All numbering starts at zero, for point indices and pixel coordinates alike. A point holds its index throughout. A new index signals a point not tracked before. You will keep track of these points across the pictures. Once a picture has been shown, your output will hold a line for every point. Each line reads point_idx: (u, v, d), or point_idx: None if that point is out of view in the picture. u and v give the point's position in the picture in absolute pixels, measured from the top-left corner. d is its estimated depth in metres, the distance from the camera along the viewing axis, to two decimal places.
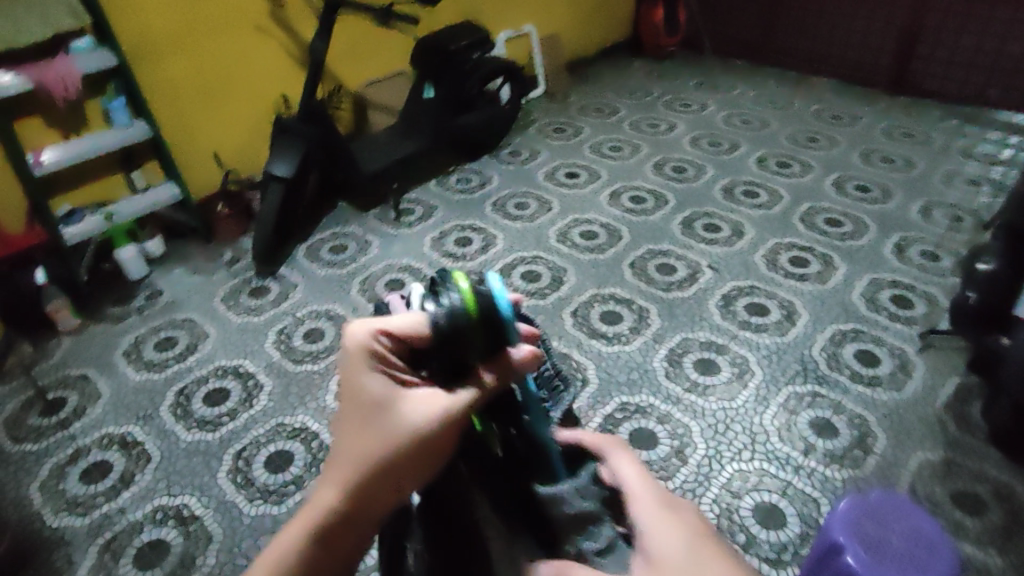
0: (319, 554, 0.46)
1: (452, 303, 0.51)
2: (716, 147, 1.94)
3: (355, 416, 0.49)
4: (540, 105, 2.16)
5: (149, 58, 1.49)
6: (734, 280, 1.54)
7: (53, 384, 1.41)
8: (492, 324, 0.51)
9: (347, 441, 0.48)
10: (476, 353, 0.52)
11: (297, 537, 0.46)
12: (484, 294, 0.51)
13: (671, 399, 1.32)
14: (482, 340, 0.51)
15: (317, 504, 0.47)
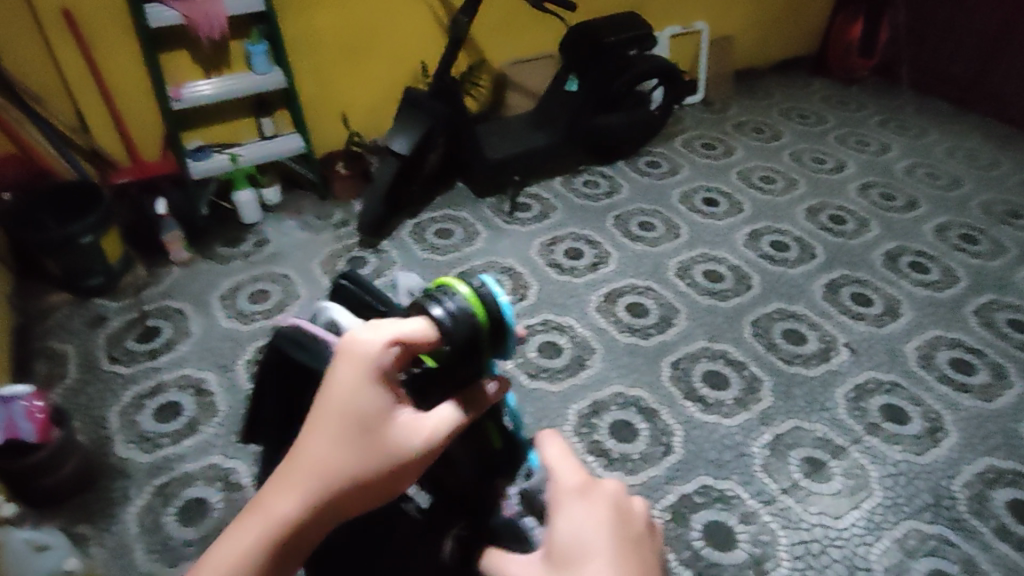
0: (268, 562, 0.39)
1: (466, 309, 0.52)
2: (887, 202, 1.64)
3: (331, 429, 0.41)
4: (694, 113, 1.94)
5: (295, 7, 1.49)
6: (875, 371, 1.30)
7: (154, 311, 1.45)
8: (497, 329, 0.55)
9: (339, 456, 0.41)
10: (477, 362, 0.54)
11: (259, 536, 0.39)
12: (491, 300, 0.55)
13: (762, 496, 1.12)
14: (491, 347, 0.55)
15: (285, 513, 0.40)
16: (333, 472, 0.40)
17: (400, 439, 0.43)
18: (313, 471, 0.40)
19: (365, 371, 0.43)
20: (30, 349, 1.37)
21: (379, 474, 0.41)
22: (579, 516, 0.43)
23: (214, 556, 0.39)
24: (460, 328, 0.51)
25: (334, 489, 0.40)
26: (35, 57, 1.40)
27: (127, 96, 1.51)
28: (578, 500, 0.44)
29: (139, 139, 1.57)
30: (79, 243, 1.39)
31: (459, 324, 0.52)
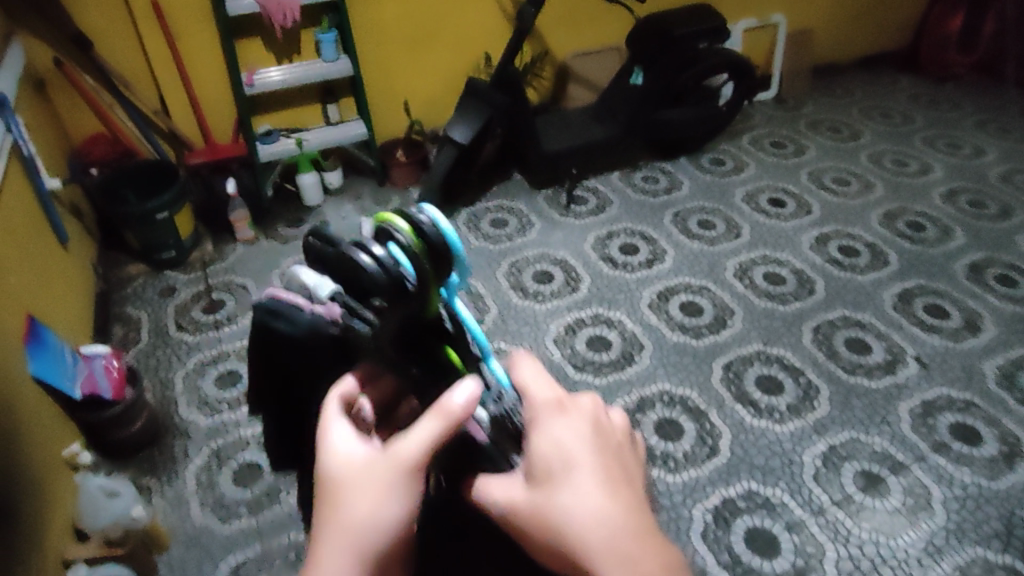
0: None
1: (402, 248, 0.52)
2: (975, 210, 1.52)
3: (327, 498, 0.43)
4: (764, 110, 1.87)
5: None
6: (947, 387, 1.21)
7: (220, 284, 1.52)
8: (439, 256, 0.53)
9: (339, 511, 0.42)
10: (423, 293, 0.52)
11: None
12: (433, 230, 0.53)
13: (811, 507, 1.06)
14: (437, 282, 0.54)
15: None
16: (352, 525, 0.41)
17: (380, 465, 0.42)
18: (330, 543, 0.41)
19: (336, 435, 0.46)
20: (109, 312, 1.47)
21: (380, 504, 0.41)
22: (559, 431, 0.45)
23: None
24: (395, 276, 0.51)
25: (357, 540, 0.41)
26: (126, 43, 1.49)
27: (204, 81, 1.59)
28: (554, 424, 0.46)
29: (214, 123, 1.65)
30: (156, 219, 1.46)
31: (392, 270, 0.51)
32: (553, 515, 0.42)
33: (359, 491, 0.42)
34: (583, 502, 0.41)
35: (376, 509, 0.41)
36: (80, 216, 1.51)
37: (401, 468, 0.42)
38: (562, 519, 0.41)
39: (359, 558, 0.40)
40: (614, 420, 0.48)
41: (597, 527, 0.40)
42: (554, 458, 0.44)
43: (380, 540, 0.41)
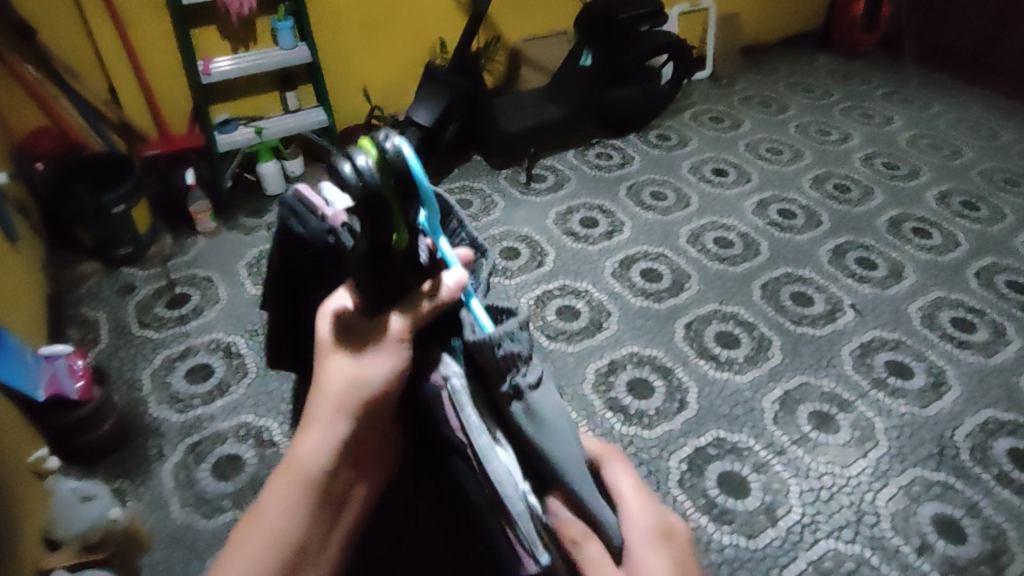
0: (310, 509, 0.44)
1: (358, 170, 0.44)
2: (891, 171, 1.69)
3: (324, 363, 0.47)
4: (700, 88, 1.98)
5: None
6: (881, 330, 1.35)
7: (183, 279, 1.49)
8: (404, 190, 0.46)
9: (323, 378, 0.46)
10: (373, 223, 0.46)
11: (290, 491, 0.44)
12: (396, 164, 0.45)
13: (772, 447, 1.17)
14: (402, 219, 0.47)
15: (307, 458, 0.44)
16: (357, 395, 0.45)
17: (371, 361, 0.46)
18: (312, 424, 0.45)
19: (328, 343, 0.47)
20: (63, 314, 1.41)
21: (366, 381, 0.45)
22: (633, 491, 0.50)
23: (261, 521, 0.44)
24: (369, 201, 0.44)
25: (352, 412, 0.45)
26: (69, 31, 1.43)
27: (156, 71, 1.54)
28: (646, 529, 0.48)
29: (168, 116, 1.61)
30: (112, 213, 1.43)
31: (357, 189, 0.44)
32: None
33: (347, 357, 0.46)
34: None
35: (361, 380, 0.45)
36: (25, 215, 1.44)
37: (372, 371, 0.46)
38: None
39: (349, 409, 0.45)
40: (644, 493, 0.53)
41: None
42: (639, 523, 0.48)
43: (363, 398, 0.45)
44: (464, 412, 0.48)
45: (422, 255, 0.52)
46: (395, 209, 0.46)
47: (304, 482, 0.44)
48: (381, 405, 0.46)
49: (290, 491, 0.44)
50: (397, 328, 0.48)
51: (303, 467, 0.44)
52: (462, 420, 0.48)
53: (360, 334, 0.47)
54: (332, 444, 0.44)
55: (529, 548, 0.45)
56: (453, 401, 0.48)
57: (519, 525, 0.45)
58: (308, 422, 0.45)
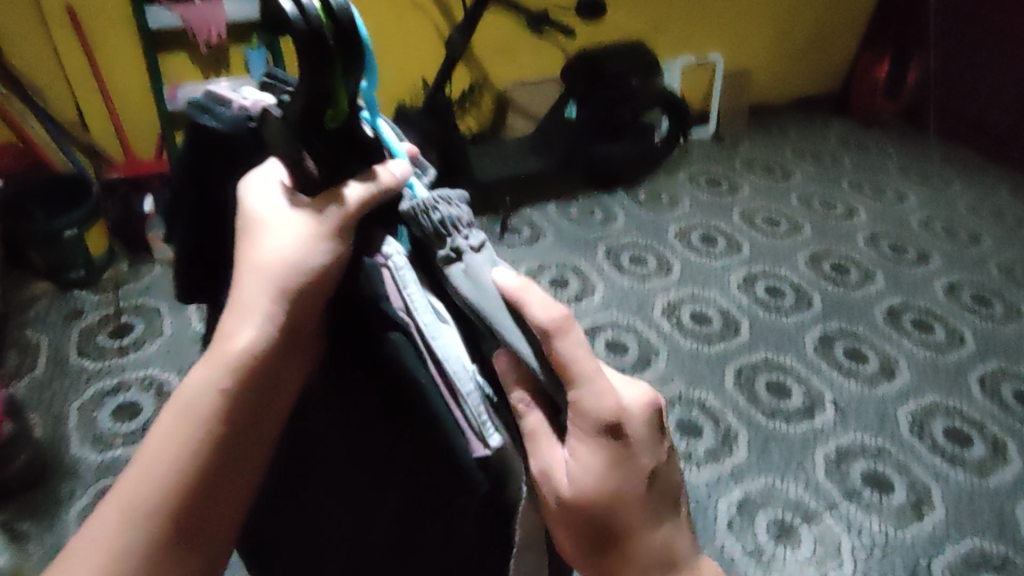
0: (243, 398, 0.41)
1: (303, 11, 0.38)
2: (896, 254, 1.56)
3: (251, 243, 0.43)
4: (701, 147, 1.88)
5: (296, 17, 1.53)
6: (862, 434, 1.21)
7: (131, 308, 1.46)
8: (351, 49, 0.41)
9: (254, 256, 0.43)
10: (320, 79, 0.40)
11: (216, 379, 0.41)
12: (345, 19, 0.40)
13: (723, 558, 1.05)
14: (347, 86, 0.42)
15: (237, 342, 0.41)
16: (292, 272, 0.42)
17: (313, 237, 0.43)
18: (240, 303, 0.42)
19: (265, 209, 0.44)
20: (3, 337, 1.38)
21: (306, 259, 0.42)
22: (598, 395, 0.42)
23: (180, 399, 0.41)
24: (315, 36, 0.39)
25: (285, 291, 0.42)
26: (37, 47, 1.43)
27: (122, 88, 1.54)
28: (595, 390, 0.42)
29: (135, 137, 1.61)
30: (63, 237, 1.40)
31: (305, 29, 0.38)
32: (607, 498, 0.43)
33: (276, 243, 0.43)
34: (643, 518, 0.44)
35: (296, 261, 0.42)
36: None
37: (315, 237, 0.43)
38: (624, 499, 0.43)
39: (282, 290, 0.42)
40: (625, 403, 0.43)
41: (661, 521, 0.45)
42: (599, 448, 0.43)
43: (300, 279, 0.42)
44: (410, 297, 0.46)
45: (367, 134, 0.48)
46: (336, 77, 0.41)
47: (220, 381, 0.41)
48: (318, 301, 0.43)
49: (206, 393, 0.41)
50: (343, 208, 0.44)
51: (226, 364, 0.41)
52: (405, 299, 0.45)
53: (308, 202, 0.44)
54: (260, 340, 0.41)
55: (480, 432, 0.45)
56: (398, 285, 0.45)
57: (472, 414, 0.45)
58: (236, 312, 0.42)
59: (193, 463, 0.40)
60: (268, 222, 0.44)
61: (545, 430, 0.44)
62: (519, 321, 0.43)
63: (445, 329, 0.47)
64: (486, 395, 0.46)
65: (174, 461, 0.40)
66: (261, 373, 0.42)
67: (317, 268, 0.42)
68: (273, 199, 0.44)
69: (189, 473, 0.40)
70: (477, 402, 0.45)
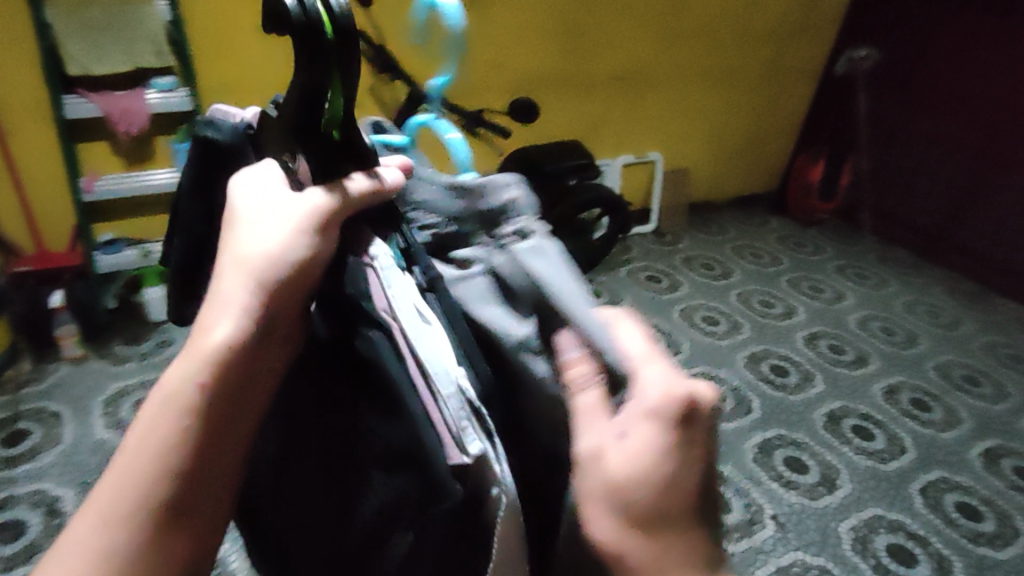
0: (212, 402, 0.35)
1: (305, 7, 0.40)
2: (835, 355, 1.54)
3: (232, 232, 0.39)
4: (641, 243, 1.87)
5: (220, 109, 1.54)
6: (802, 551, 1.14)
7: (30, 412, 1.35)
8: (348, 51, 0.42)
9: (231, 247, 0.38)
10: (316, 76, 0.41)
11: (186, 373, 0.35)
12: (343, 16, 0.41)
13: None
14: (341, 86, 0.42)
15: (204, 336, 0.36)
16: (275, 259, 0.38)
17: (309, 219, 0.40)
18: (218, 289, 0.37)
19: (252, 194, 0.41)
20: None
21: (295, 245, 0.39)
22: (654, 377, 0.33)
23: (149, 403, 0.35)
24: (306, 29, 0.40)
25: (272, 276, 0.38)
26: None
27: (37, 178, 1.46)
28: (655, 374, 0.34)
29: (47, 229, 1.52)
30: None
31: (298, 22, 0.40)
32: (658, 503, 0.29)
33: (260, 230, 0.39)
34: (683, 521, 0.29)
35: (284, 251, 0.38)
36: None
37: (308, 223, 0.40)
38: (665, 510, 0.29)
39: (261, 280, 0.37)
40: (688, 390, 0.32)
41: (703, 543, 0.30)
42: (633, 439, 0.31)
43: (285, 270, 0.38)
44: (393, 297, 0.41)
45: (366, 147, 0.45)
46: (331, 79, 0.42)
47: (197, 377, 0.35)
48: (295, 295, 0.39)
49: (181, 389, 0.35)
50: (344, 199, 0.41)
51: (197, 359, 0.35)
52: (389, 300, 0.41)
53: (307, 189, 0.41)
54: (233, 335, 0.36)
55: (457, 436, 0.37)
56: (381, 281, 0.42)
57: (451, 416, 0.38)
58: (210, 307, 0.37)
59: (167, 484, 0.34)
60: (251, 208, 0.41)
61: (587, 378, 0.36)
62: (579, 289, 0.40)
63: (428, 330, 0.41)
64: (474, 407, 0.39)
65: (148, 481, 0.33)
66: (241, 370, 0.36)
67: (300, 259, 0.38)
68: (268, 187, 0.42)
69: (174, 473, 0.34)
70: (463, 407, 0.38)
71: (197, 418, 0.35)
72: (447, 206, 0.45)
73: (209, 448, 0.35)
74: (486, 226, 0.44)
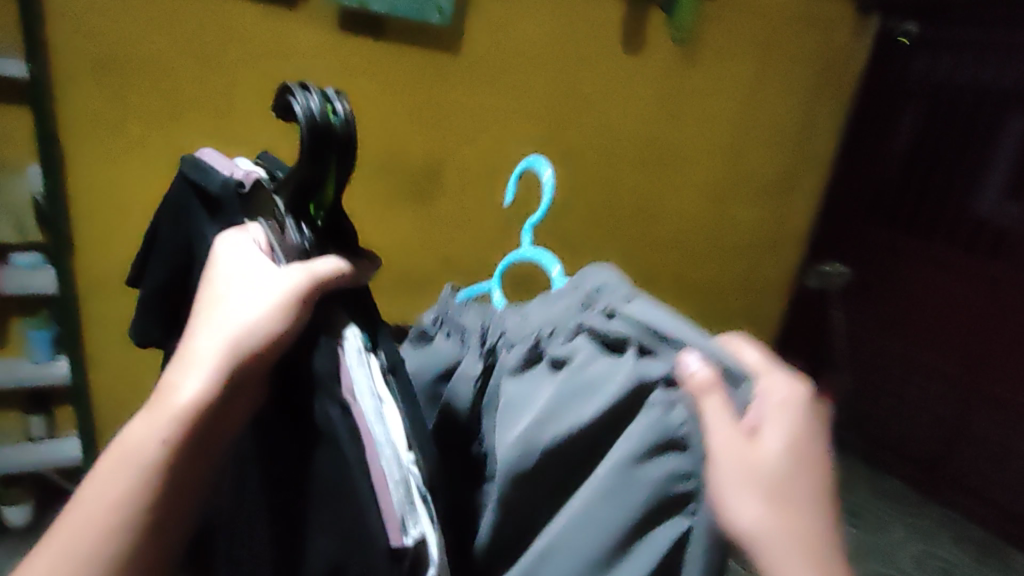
0: (185, 458, 0.39)
1: (308, 106, 0.45)
2: None
3: (205, 310, 0.44)
4: None
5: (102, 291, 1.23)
6: None
7: None
8: (347, 151, 0.47)
9: (199, 329, 0.43)
10: (311, 166, 0.47)
11: (163, 430, 0.39)
12: (342, 125, 0.46)
13: None
14: (335, 179, 0.48)
15: (180, 392, 0.40)
16: (247, 325, 0.43)
17: (283, 302, 0.44)
18: (183, 358, 0.42)
19: (233, 268, 0.47)
20: None
21: (270, 321, 0.43)
22: (778, 378, 0.41)
23: (115, 452, 0.39)
24: (310, 128, 0.45)
25: (241, 346, 0.42)
26: None
27: None
28: (775, 378, 0.41)
29: None
30: None
31: (312, 120, 0.45)
32: (785, 541, 0.35)
33: (248, 299, 0.44)
34: (822, 522, 0.36)
35: (251, 323, 0.43)
36: None
37: (286, 297, 0.45)
38: (805, 541, 0.35)
39: (235, 346, 0.42)
40: (790, 392, 0.40)
41: (838, 566, 0.36)
42: (775, 474, 0.37)
43: (257, 338, 0.43)
44: (355, 380, 0.44)
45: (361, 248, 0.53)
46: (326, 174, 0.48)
47: (164, 432, 0.39)
48: (268, 362, 0.43)
49: (149, 442, 0.38)
50: (315, 269, 0.47)
51: (171, 413, 0.39)
52: (353, 381, 0.44)
53: (293, 269, 0.46)
54: (203, 393, 0.40)
55: (399, 522, 0.40)
56: (348, 364, 0.44)
57: (398, 504, 0.40)
58: (185, 365, 0.41)
59: None
60: (232, 278, 0.46)
61: (706, 377, 0.40)
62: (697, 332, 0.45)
63: (386, 410, 0.44)
64: (412, 491, 0.41)
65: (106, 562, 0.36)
66: (208, 420, 0.40)
67: (276, 329, 0.43)
68: (248, 264, 0.47)
69: (131, 533, 0.37)
70: (406, 497, 0.41)
71: (156, 473, 0.38)
72: (564, 311, 0.51)
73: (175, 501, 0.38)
74: (590, 300, 0.50)
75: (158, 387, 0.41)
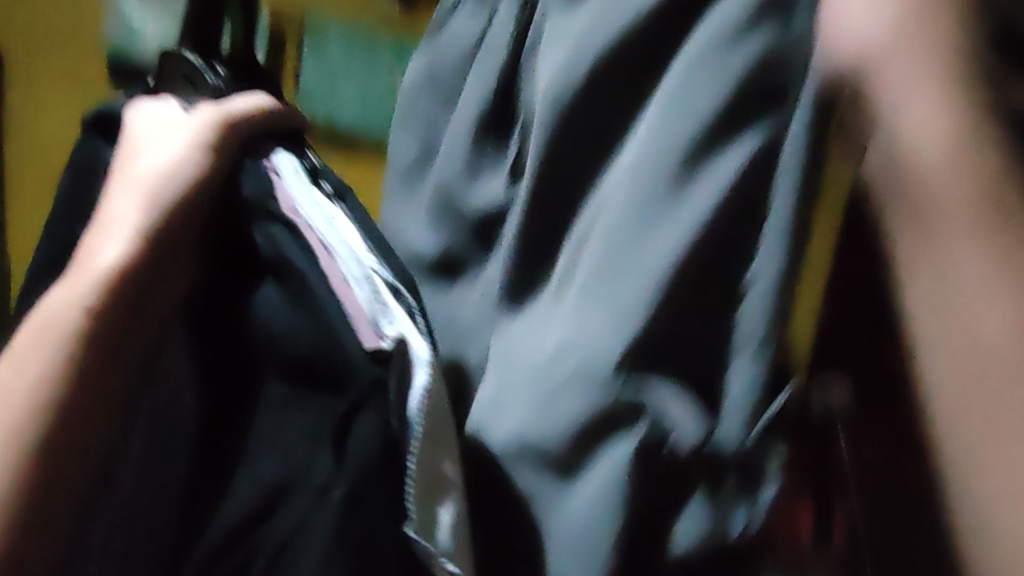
0: (106, 330, 0.34)
1: None
2: None
3: (117, 171, 0.38)
4: None
5: None
6: None
7: None
8: None
9: (113, 192, 0.37)
10: None
11: (79, 301, 0.34)
12: None
13: None
14: None
15: (92, 259, 0.35)
16: (158, 179, 0.37)
17: (192, 151, 0.38)
18: (97, 225, 0.36)
19: (138, 125, 0.40)
20: None
21: (184, 173, 0.37)
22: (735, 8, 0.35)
23: (33, 326, 0.34)
24: None
25: (157, 205, 0.36)
26: None
27: None
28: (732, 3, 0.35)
29: None
30: None
31: None
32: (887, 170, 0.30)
33: (157, 152, 0.38)
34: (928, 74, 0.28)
35: (164, 175, 0.37)
36: None
37: (194, 146, 0.38)
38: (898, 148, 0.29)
39: (150, 203, 0.36)
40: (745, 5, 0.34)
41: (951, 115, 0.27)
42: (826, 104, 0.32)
43: (171, 191, 0.37)
44: (302, 205, 0.38)
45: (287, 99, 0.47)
46: None
47: (84, 299, 0.34)
48: (192, 221, 0.38)
49: (67, 312, 0.33)
50: (222, 109, 0.39)
51: (89, 278, 0.34)
52: (295, 201, 0.38)
53: (197, 115, 0.39)
54: (123, 256, 0.35)
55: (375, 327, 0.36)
56: (288, 187, 0.38)
57: (365, 302, 0.36)
58: (97, 231, 0.36)
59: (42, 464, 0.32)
60: (139, 136, 0.39)
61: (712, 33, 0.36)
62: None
63: (338, 218, 0.38)
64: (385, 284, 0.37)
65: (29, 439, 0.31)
66: (127, 292, 0.35)
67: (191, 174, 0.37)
68: (161, 122, 0.39)
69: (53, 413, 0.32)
70: (370, 293, 0.36)
71: (77, 341, 0.33)
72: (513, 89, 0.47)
73: (92, 407, 0.33)
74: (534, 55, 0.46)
75: (73, 260, 0.36)
